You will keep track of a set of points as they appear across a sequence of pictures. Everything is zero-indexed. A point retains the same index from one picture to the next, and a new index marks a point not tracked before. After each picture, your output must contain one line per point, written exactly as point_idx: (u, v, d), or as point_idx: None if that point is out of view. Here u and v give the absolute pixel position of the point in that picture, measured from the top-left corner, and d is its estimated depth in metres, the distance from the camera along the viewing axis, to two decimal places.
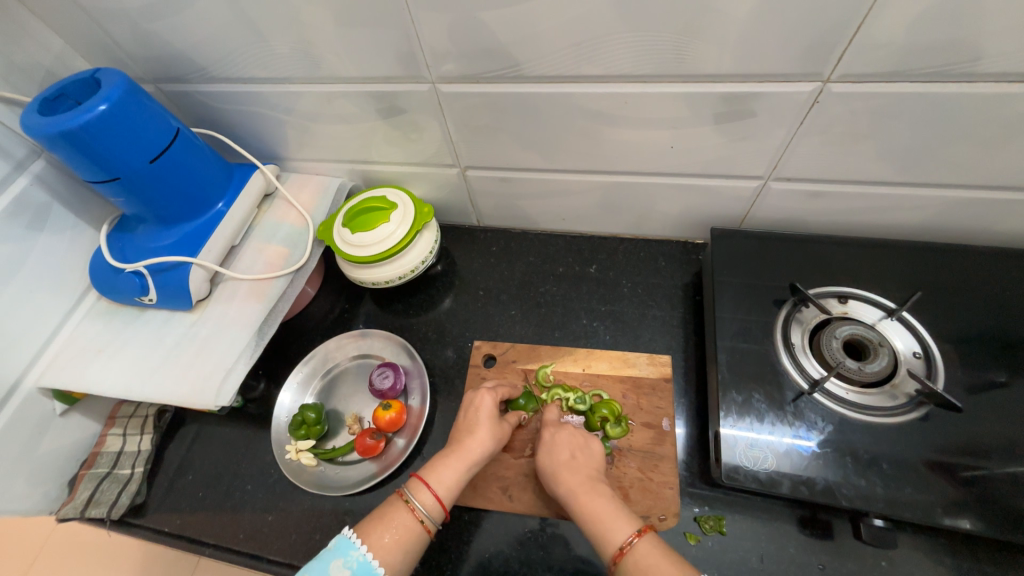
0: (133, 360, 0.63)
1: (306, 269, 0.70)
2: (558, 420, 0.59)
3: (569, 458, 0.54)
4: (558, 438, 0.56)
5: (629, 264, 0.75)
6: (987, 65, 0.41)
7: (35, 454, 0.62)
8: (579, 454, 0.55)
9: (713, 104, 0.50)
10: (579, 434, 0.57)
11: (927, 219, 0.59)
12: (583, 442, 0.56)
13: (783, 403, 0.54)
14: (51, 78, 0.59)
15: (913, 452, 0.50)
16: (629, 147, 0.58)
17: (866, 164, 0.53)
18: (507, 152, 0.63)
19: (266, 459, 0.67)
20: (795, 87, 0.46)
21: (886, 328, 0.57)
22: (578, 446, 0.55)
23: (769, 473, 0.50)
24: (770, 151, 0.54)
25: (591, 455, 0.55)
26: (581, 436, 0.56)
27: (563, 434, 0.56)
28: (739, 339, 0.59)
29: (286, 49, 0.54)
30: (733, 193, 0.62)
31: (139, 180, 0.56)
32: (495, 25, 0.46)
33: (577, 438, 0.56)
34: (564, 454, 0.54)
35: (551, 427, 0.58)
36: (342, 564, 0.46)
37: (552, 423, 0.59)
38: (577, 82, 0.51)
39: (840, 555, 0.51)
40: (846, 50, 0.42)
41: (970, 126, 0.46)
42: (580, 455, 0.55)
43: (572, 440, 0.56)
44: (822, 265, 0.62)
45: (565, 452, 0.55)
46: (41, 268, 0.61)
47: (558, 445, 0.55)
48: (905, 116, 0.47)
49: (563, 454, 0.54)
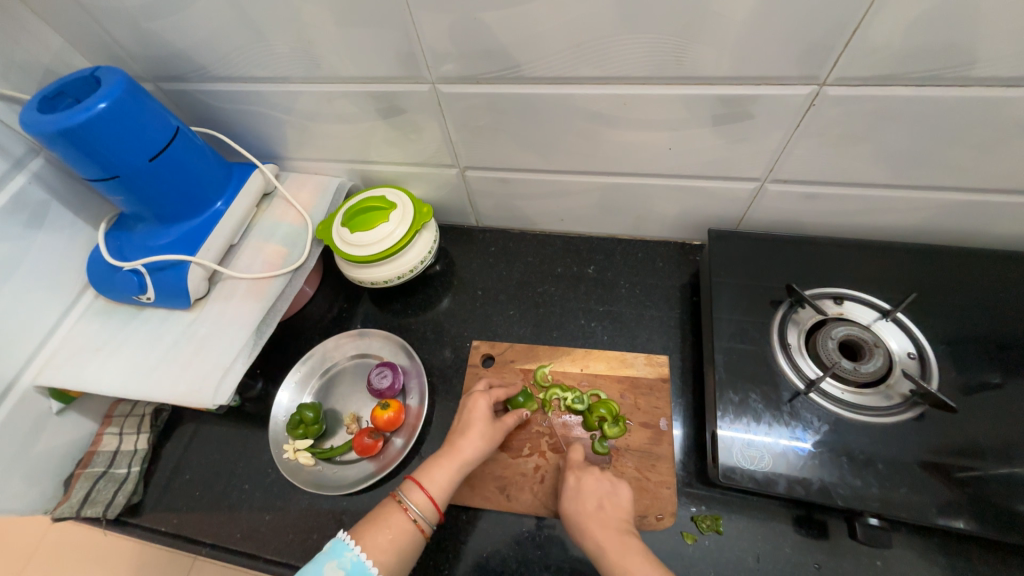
0: (130, 358, 0.62)
1: (305, 269, 0.70)
2: (583, 462, 0.57)
3: (596, 509, 0.52)
4: (584, 484, 0.54)
5: (627, 264, 0.75)
6: (980, 69, 0.41)
7: (31, 454, 0.61)
8: (607, 503, 0.52)
9: (710, 106, 0.50)
10: (605, 479, 0.54)
11: (921, 221, 0.60)
12: (610, 489, 0.53)
13: (779, 403, 0.55)
14: (50, 76, 0.59)
15: (908, 452, 0.51)
16: (628, 149, 0.58)
17: (862, 166, 0.54)
18: (506, 153, 0.63)
19: (264, 458, 0.67)
20: (792, 90, 0.47)
21: (880, 329, 0.58)
22: (605, 492, 0.53)
23: (765, 472, 0.51)
24: (767, 153, 0.55)
25: (619, 502, 0.53)
26: (608, 481, 0.54)
27: (589, 480, 0.54)
28: (736, 339, 0.59)
29: (287, 49, 0.54)
30: (730, 194, 0.62)
31: (138, 179, 0.56)
32: (496, 26, 0.47)
33: (604, 485, 0.54)
34: (591, 504, 0.52)
35: (577, 472, 0.55)
36: (336, 565, 0.46)
37: (577, 465, 0.56)
38: (577, 83, 0.51)
39: (835, 554, 0.52)
40: (841, 54, 0.43)
41: (963, 130, 0.47)
42: (608, 504, 0.52)
43: (599, 486, 0.53)
44: (818, 267, 0.63)
45: (592, 502, 0.52)
46: (38, 267, 0.61)
47: (585, 494, 0.53)
48: (900, 120, 0.47)
49: (590, 504, 0.52)
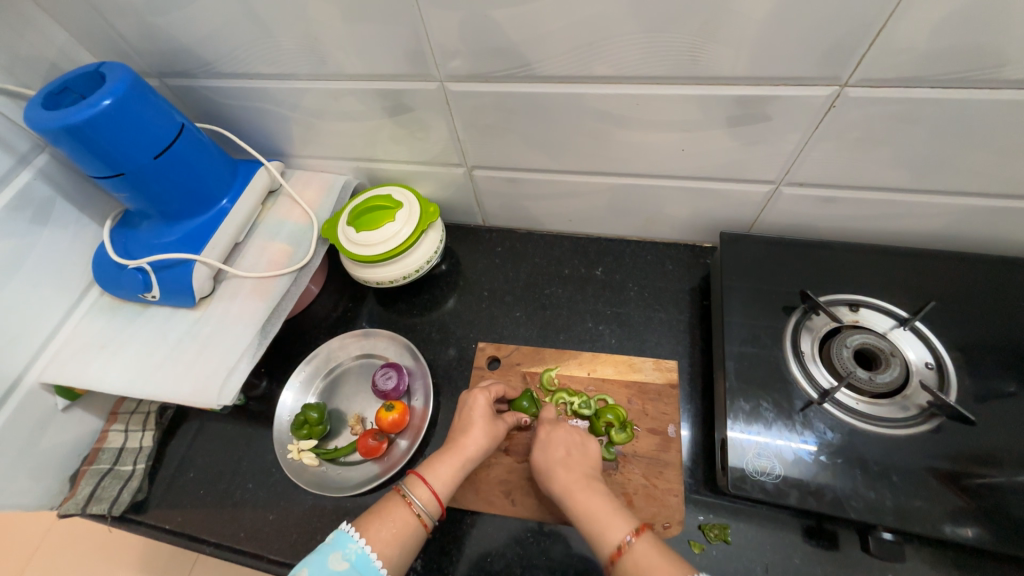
0: (135, 356, 0.62)
1: (309, 267, 0.69)
2: (554, 419, 0.59)
3: (564, 456, 0.54)
4: (554, 435, 0.56)
5: (635, 266, 0.74)
6: (1010, 72, 0.40)
7: (37, 450, 0.62)
8: (576, 452, 0.55)
9: (726, 108, 0.49)
10: (575, 433, 0.57)
11: (941, 227, 0.58)
12: (580, 441, 0.56)
13: (791, 412, 0.53)
14: (55, 71, 0.59)
15: (923, 463, 0.50)
16: (640, 150, 0.57)
17: (881, 170, 0.52)
18: (515, 152, 0.62)
19: (268, 457, 0.66)
20: (811, 92, 0.45)
21: (897, 337, 0.56)
22: (574, 444, 0.56)
23: (776, 483, 0.50)
24: (782, 155, 0.53)
25: (588, 453, 0.55)
26: (578, 435, 0.57)
27: (559, 432, 0.57)
28: (748, 345, 0.58)
29: (293, 45, 0.53)
30: (743, 197, 0.61)
31: (143, 176, 0.55)
32: (506, 24, 0.45)
33: (574, 436, 0.56)
34: (560, 452, 0.55)
35: (548, 425, 0.58)
36: (341, 556, 0.46)
37: (548, 420, 0.59)
38: (587, 82, 0.50)
39: (846, 566, 0.51)
40: (864, 55, 0.41)
41: (989, 134, 0.45)
42: (576, 453, 0.55)
43: (568, 438, 0.56)
44: (832, 273, 0.61)
45: (560, 450, 0.55)
46: (44, 264, 0.61)
47: (554, 444, 0.56)
48: (922, 123, 0.46)
49: (558, 452, 0.55)
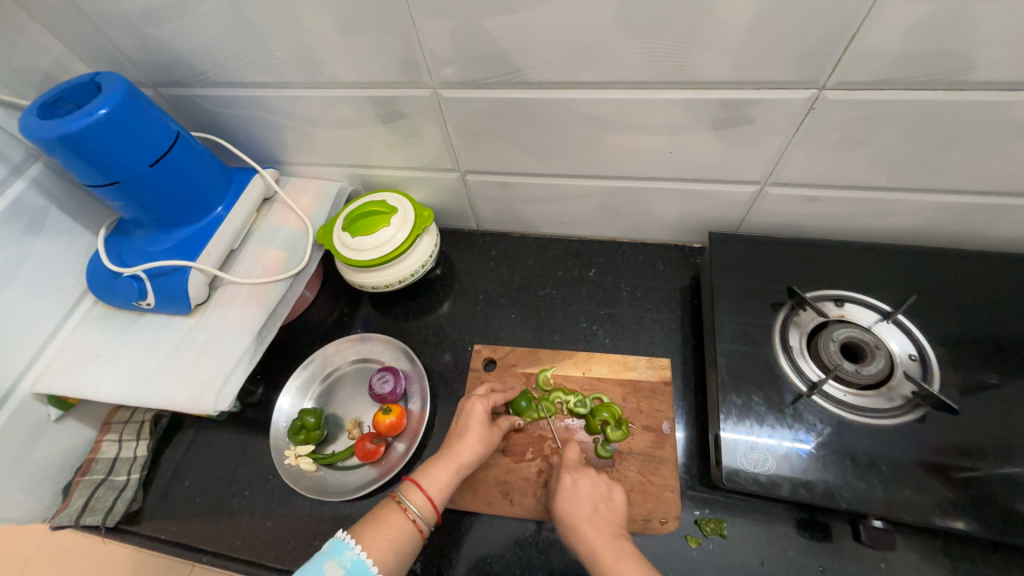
0: (130, 365, 0.62)
1: (305, 274, 0.69)
2: (578, 463, 0.56)
3: (591, 512, 0.52)
4: (580, 486, 0.53)
5: (627, 267, 0.76)
6: (978, 73, 0.42)
7: (29, 461, 0.61)
8: (602, 507, 0.52)
9: (711, 111, 0.51)
10: (601, 482, 0.54)
11: (919, 224, 0.61)
12: (606, 493, 0.53)
13: (782, 406, 0.55)
14: (50, 82, 0.59)
15: (911, 453, 0.51)
16: (629, 153, 0.58)
17: (860, 170, 0.54)
18: (507, 157, 0.63)
19: (265, 464, 0.66)
20: (791, 95, 0.47)
21: (881, 331, 0.58)
22: (601, 496, 0.53)
23: (769, 475, 0.51)
24: (766, 156, 0.55)
25: (614, 507, 0.53)
26: (604, 485, 0.54)
27: (586, 482, 0.54)
28: (738, 341, 0.59)
29: (288, 54, 0.54)
30: (730, 198, 0.63)
31: (138, 184, 0.55)
32: (497, 32, 0.47)
33: (600, 488, 0.54)
34: (587, 506, 0.52)
35: (573, 472, 0.55)
36: (336, 564, 0.46)
37: (573, 466, 0.56)
38: (577, 88, 0.51)
39: (839, 557, 0.52)
40: (839, 60, 0.43)
41: (961, 133, 0.47)
42: (603, 508, 0.52)
43: (595, 490, 0.53)
44: (818, 269, 0.63)
45: (587, 504, 0.52)
46: (37, 273, 0.61)
47: (580, 496, 0.53)
48: (898, 124, 0.48)
49: (585, 506, 0.52)
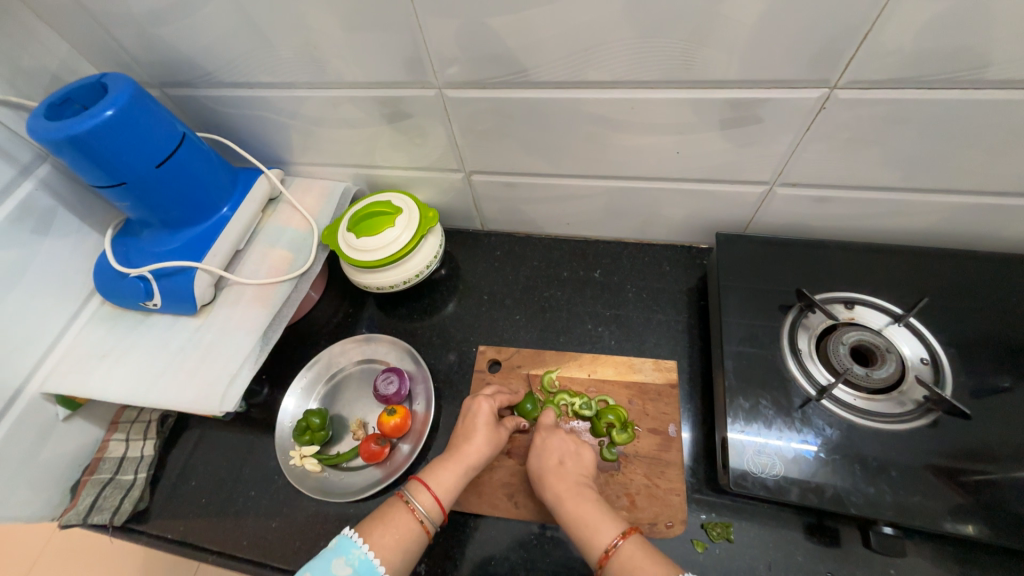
0: (136, 365, 0.62)
1: (310, 274, 0.69)
2: (553, 424, 0.59)
3: (558, 464, 0.55)
4: (549, 443, 0.57)
5: (633, 268, 0.75)
6: (995, 71, 0.41)
7: (38, 460, 0.61)
8: (569, 460, 0.55)
9: (720, 111, 0.50)
10: (571, 440, 0.57)
11: (933, 224, 0.59)
12: (575, 449, 0.56)
13: (790, 409, 0.54)
14: (57, 83, 0.59)
15: (922, 458, 0.50)
16: (636, 153, 0.58)
17: (871, 170, 0.53)
18: (513, 157, 0.63)
19: (270, 464, 0.66)
20: (802, 94, 0.46)
21: (892, 334, 0.57)
22: (569, 451, 0.56)
23: (777, 479, 0.50)
24: (776, 156, 0.54)
25: (582, 461, 0.55)
26: (573, 442, 0.57)
27: (555, 439, 0.57)
28: (746, 344, 0.59)
29: (292, 54, 0.54)
30: (739, 198, 0.62)
31: (145, 185, 0.56)
32: (502, 31, 0.46)
33: (569, 444, 0.57)
34: (554, 460, 0.55)
35: (544, 432, 0.58)
36: (344, 562, 0.46)
37: (546, 427, 0.59)
38: (582, 87, 0.51)
39: (848, 562, 0.51)
40: (853, 58, 0.42)
41: (975, 133, 0.46)
42: (570, 461, 0.55)
43: (563, 446, 0.56)
44: (828, 271, 0.62)
45: (554, 458, 0.55)
46: (44, 274, 0.61)
47: (548, 451, 0.56)
48: (911, 124, 0.47)
49: (552, 459, 0.55)
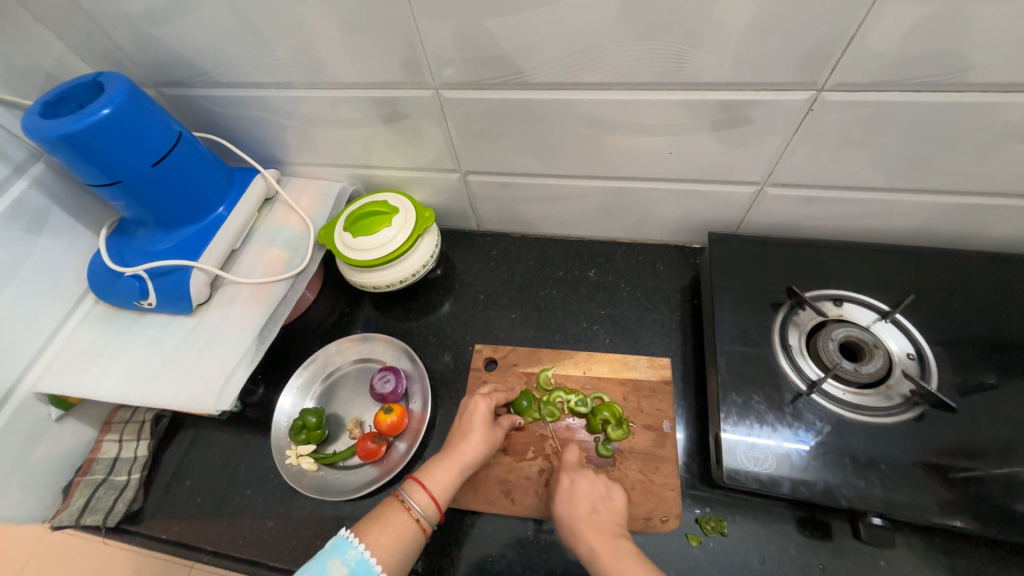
0: (130, 365, 0.62)
1: (306, 273, 0.70)
2: (577, 463, 0.57)
3: (590, 512, 0.52)
4: (578, 487, 0.54)
5: (628, 267, 0.76)
6: (974, 75, 0.42)
7: (29, 461, 0.61)
8: (601, 507, 0.53)
9: (710, 112, 0.51)
10: (600, 482, 0.55)
11: (918, 224, 0.61)
12: (604, 493, 0.54)
13: (782, 405, 0.55)
14: (52, 82, 0.59)
15: (910, 452, 0.51)
16: (629, 154, 0.59)
17: (858, 170, 0.55)
18: (509, 157, 0.64)
19: (266, 464, 0.66)
20: (790, 96, 0.48)
21: (880, 330, 0.59)
22: (599, 496, 0.54)
23: (769, 474, 0.51)
24: (766, 157, 0.55)
25: (613, 507, 0.53)
26: (602, 485, 0.55)
27: (585, 483, 0.54)
28: (738, 341, 0.60)
29: (290, 54, 0.54)
30: (730, 198, 0.63)
31: (140, 184, 0.55)
32: (498, 33, 0.47)
33: (598, 488, 0.54)
34: (585, 506, 0.53)
35: (571, 473, 0.56)
36: (341, 562, 0.46)
37: (571, 467, 0.56)
38: (577, 89, 0.52)
39: (839, 555, 0.52)
40: (838, 61, 0.44)
41: (957, 134, 0.48)
42: (602, 507, 0.53)
43: (594, 490, 0.54)
44: (817, 269, 0.64)
45: (586, 505, 0.53)
46: (38, 273, 0.61)
47: (579, 497, 0.53)
48: (895, 125, 0.48)
49: (583, 506, 0.53)
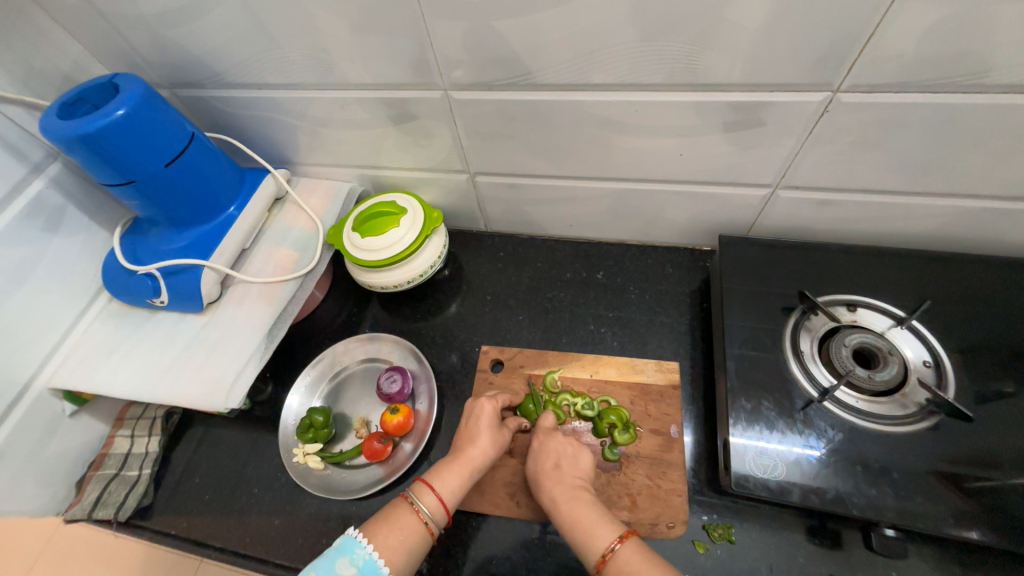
0: (142, 362, 0.63)
1: (315, 273, 0.70)
2: (552, 427, 0.59)
3: (553, 468, 0.54)
4: (546, 446, 0.56)
5: (636, 270, 0.75)
6: (997, 76, 0.41)
7: (44, 455, 0.62)
8: (565, 463, 0.54)
9: (722, 113, 0.50)
10: (568, 442, 0.56)
11: (936, 228, 0.60)
12: (572, 451, 0.55)
13: (792, 411, 0.54)
14: (69, 82, 0.60)
15: (923, 460, 0.50)
16: (639, 156, 0.58)
17: (874, 173, 0.54)
18: (517, 158, 0.63)
19: (274, 462, 0.67)
20: (805, 98, 0.47)
21: (895, 336, 0.58)
22: (566, 454, 0.55)
23: (779, 481, 0.50)
24: (778, 159, 0.55)
25: (579, 464, 0.54)
26: (571, 445, 0.56)
27: (552, 442, 0.56)
28: (748, 346, 0.59)
29: (301, 55, 0.55)
30: (741, 201, 0.62)
31: (153, 184, 0.56)
32: (508, 33, 0.47)
33: (566, 447, 0.56)
34: (549, 463, 0.55)
35: (542, 435, 0.58)
36: (348, 562, 0.46)
37: (544, 430, 0.58)
38: (587, 90, 0.51)
39: (849, 565, 0.51)
40: (854, 62, 0.43)
41: (978, 137, 0.46)
42: (566, 464, 0.54)
43: (560, 448, 0.56)
44: (830, 273, 0.62)
45: (550, 462, 0.55)
46: (53, 271, 0.62)
47: (544, 454, 0.56)
48: (912, 128, 0.47)
49: (547, 463, 0.55)
